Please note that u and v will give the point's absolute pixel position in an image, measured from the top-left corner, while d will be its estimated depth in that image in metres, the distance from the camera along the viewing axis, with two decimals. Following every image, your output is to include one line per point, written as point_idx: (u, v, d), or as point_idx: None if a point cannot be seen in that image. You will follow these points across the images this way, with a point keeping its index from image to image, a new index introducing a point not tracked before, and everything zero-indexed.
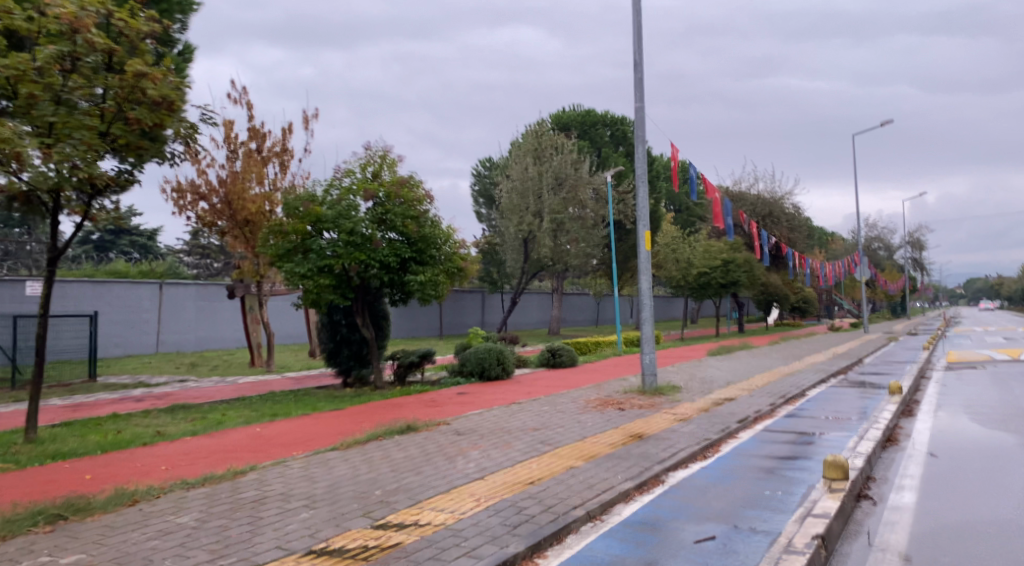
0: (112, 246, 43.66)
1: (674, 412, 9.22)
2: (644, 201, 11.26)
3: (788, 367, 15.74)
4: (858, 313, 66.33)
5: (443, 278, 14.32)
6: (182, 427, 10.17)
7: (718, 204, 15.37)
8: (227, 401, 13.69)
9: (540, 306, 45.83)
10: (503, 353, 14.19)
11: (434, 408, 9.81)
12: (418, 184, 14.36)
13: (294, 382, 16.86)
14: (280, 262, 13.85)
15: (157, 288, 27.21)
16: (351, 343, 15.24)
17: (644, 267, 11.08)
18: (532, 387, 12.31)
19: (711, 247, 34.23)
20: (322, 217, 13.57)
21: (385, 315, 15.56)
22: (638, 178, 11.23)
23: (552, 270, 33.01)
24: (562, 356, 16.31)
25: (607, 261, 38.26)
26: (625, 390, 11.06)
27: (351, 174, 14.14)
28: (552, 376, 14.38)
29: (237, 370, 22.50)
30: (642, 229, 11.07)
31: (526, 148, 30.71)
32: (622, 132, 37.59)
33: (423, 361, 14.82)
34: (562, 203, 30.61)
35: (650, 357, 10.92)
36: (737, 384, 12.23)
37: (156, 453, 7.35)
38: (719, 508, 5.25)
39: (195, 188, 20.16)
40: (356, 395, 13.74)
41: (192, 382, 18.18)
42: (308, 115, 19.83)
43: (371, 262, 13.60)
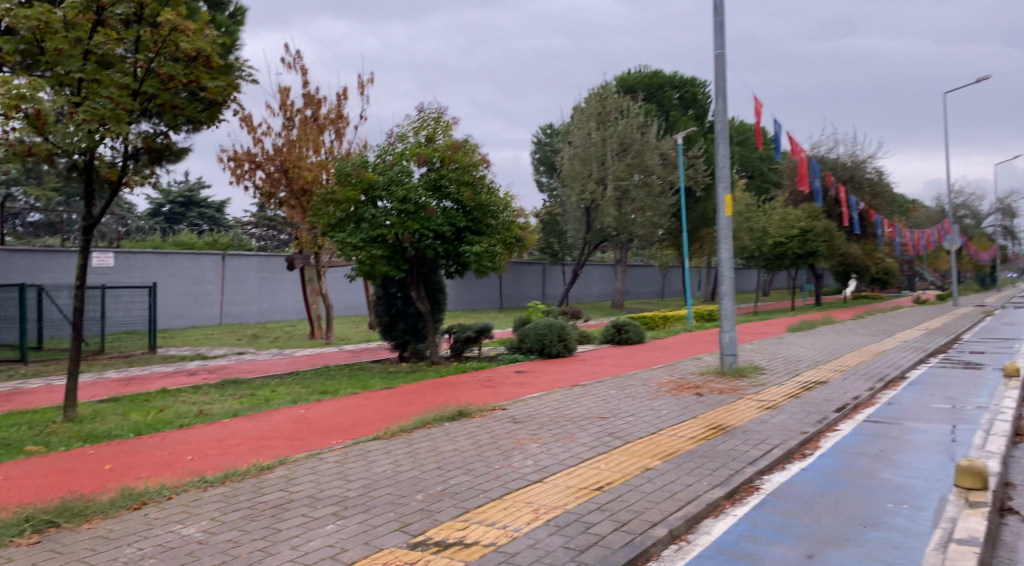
0: (182, 219, 44.40)
1: (761, 398, 8.23)
2: (725, 161, 10.09)
3: (880, 344, 14.38)
4: (941, 284, 62.79)
5: (502, 249, 13.47)
6: (227, 405, 9.66)
7: (802, 164, 13.78)
8: (280, 375, 13.27)
9: (603, 278, 44.67)
10: (565, 328, 13.28)
11: (491, 389, 9.02)
12: (476, 148, 13.48)
13: (352, 356, 16.41)
14: (332, 232, 13.24)
15: (219, 260, 27.26)
16: (406, 318, 14.61)
17: (724, 235, 9.98)
18: (598, 365, 11.40)
19: (787, 216, 32.56)
20: (375, 184, 12.87)
21: (442, 287, 14.85)
22: (718, 135, 10.06)
23: (616, 240, 31.87)
24: (628, 331, 15.32)
25: (675, 231, 36.81)
26: (702, 371, 10.13)
27: (404, 138, 13.34)
28: (618, 353, 13.43)
29: (297, 341, 22.31)
30: (722, 193, 9.96)
31: (590, 113, 29.51)
32: (692, 95, 35.84)
33: (481, 336, 14.10)
34: (628, 169, 29.32)
35: (730, 335, 9.93)
36: (827, 364, 11.06)
37: (187, 439, 6.75)
38: (834, 526, 4.27)
39: (252, 158, 19.76)
40: (411, 371, 13.10)
41: (250, 354, 17.94)
42: (364, 80, 19.14)
43: (425, 231, 12.86)
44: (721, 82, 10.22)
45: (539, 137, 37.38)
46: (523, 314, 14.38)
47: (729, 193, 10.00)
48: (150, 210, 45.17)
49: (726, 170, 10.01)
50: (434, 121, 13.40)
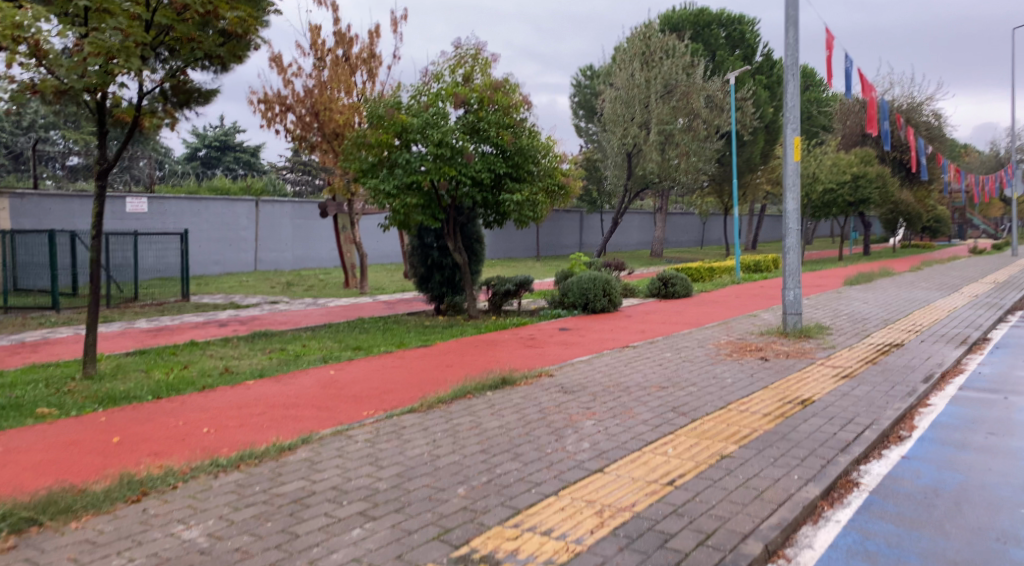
0: (218, 163, 44.06)
1: (835, 365, 7.41)
2: (795, 99, 9.05)
3: (948, 300, 13.33)
4: (995, 233, 60.24)
5: (542, 197, 12.62)
6: (255, 363, 9.14)
7: (873, 106, 12.33)
8: (313, 328, 12.78)
9: (642, 226, 43.55)
10: (609, 283, 12.50)
11: (534, 350, 8.34)
12: (516, 88, 12.55)
13: (387, 307, 15.87)
14: (364, 178, 12.51)
15: (253, 206, 26.82)
16: (443, 270, 13.96)
17: (791, 183, 9.02)
18: (647, 323, 10.64)
19: (840, 161, 31.10)
20: (408, 127, 12.06)
21: (479, 237, 14.12)
22: (787, 70, 9.01)
23: (658, 187, 30.75)
24: (676, 285, 14.50)
25: (718, 177, 35.39)
26: (763, 331, 9.32)
27: (439, 77, 12.42)
28: (667, 308, 12.65)
29: (331, 290, 21.89)
30: (790, 137, 8.97)
31: (633, 53, 27.83)
32: (740, 33, 33.97)
33: (520, 289, 13.42)
34: (672, 112, 27.92)
35: (795, 293, 8.99)
36: (898, 325, 10.12)
37: (207, 405, 6.20)
38: (963, 541, 3.52)
39: (282, 100, 19.00)
40: (448, 326, 12.48)
41: (283, 304, 17.53)
42: (395, 16, 18.13)
43: (463, 178, 12.05)
44: (792, 10, 9.09)
45: (579, 79, 35.98)
46: (563, 268, 13.63)
47: (798, 136, 8.99)
48: (186, 155, 44.94)
49: (795, 110, 8.99)
50: (470, 58, 12.44)
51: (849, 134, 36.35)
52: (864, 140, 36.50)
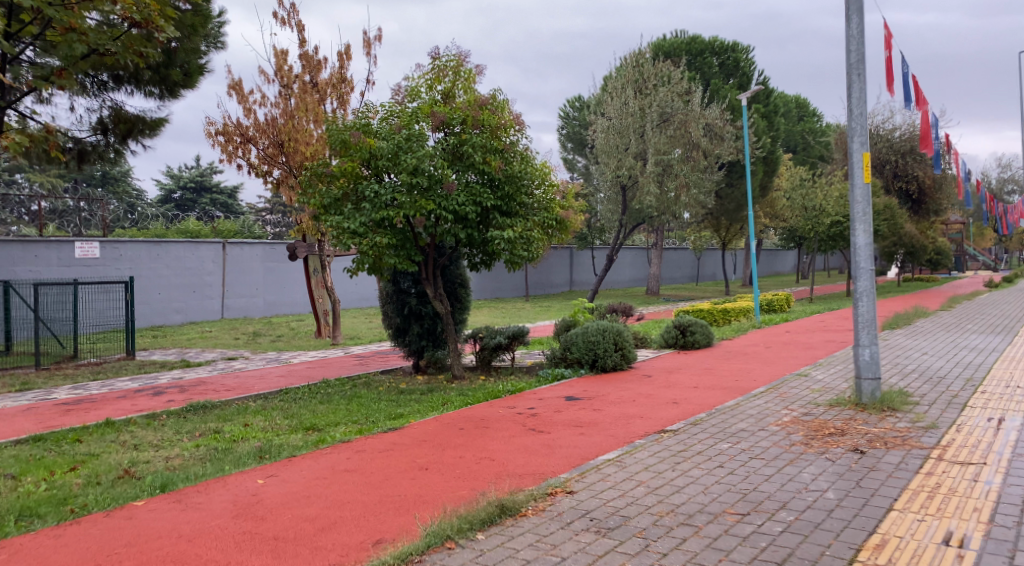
0: (195, 205, 42.01)
1: (959, 458, 5.36)
2: (860, 106, 7.16)
3: (1021, 347, 11.31)
4: (993, 264, 58.93)
5: (539, 234, 10.64)
6: (172, 458, 6.96)
7: (927, 120, 10.48)
8: (266, 396, 10.64)
9: (635, 262, 41.81)
10: (620, 335, 10.49)
11: (541, 439, 6.27)
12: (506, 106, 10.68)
13: (360, 363, 13.76)
14: (324, 215, 10.42)
15: (220, 248, 24.71)
16: (423, 320, 11.91)
17: (861, 211, 7.12)
18: (674, 388, 8.58)
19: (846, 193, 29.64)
20: (378, 152, 10.08)
21: (465, 281, 12.09)
22: (850, 69, 7.20)
23: (654, 222, 29.06)
24: (694, 333, 12.54)
25: (716, 211, 33.72)
26: (828, 401, 7.28)
27: (413, 93, 10.51)
28: (690, 363, 10.65)
29: (301, 340, 19.70)
30: (858, 153, 7.11)
31: (626, 81, 26.13)
32: (734, 61, 32.60)
33: (514, 342, 11.36)
34: (668, 142, 26.23)
35: (871, 352, 7.04)
36: (994, 386, 8.08)
37: (47, 561, 4.06)
38: None
39: (243, 131, 17.08)
40: (428, 389, 10.34)
41: (241, 360, 15.36)
42: (369, 36, 16.38)
43: (444, 213, 10.05)
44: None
45: (567, 111, 34.61)
46: (565, 317, 11.61)
47: (869, 151, 7.13)
48: (161, 197, 42.88)
49: (862, 119, 7.15)
50: (452, 72, 10.57)
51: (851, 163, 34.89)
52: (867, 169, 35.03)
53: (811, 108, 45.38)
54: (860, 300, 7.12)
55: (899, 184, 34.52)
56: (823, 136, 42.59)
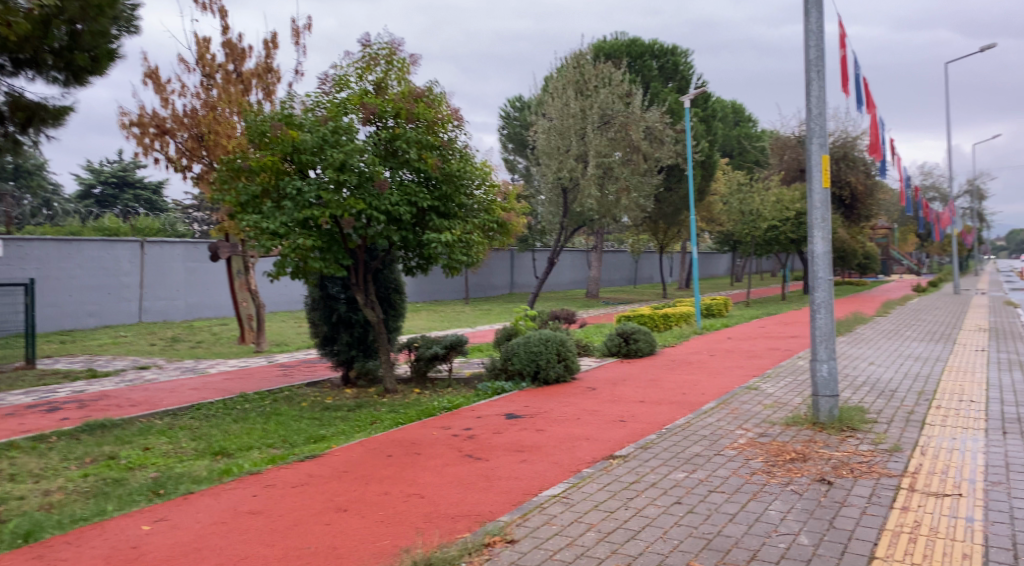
0: (117, 201, 39.79)
1: (931, 487, 4.94)
2: (819, 106, 6.75)
3: (964, 356, 11.19)
4: (915, 269, 61.07)
5: (479, 237, 9.97)
6: (52, 494, 6.03)
7: (875, 125, 10.24)
8: (176, 412, 9.67)
9: (574, 264, 41.55)
10: (564, 346, 9.89)
11: (478, 468, 5.62)
12: (443, 101, 9.99)
13: (285, 373, 12.83)
14: (242, 215, 9.52)
15: (138, 248, 23.20)
16: (353, 328, 11.11)
17: (820, 218, 6.71)
18: (621, 403, 8.04)
19: (782, 198, 29.97)
20: (301, 146, 9.25)
21: (399, 286, 11.34)
22: (809, 67, 6.79)
23: (595, 225, 28.75)
24: (638, 341, 12.08)
25: (654, 215, 33.70)
26: (784, 420, 6.84)
27: (343, 84, 9.73)
28: (635, 374, 10.16)
29: (223, 346, 18.53)
30: (817, 155, 6.70)
31: (567, 81, 25.71)
32: (673, 65, 32.63)
33: (450, 352, 10.66)
34: (609, 144, 25.88)
35: (829, 368, 6.63)
36: (947, 399, 7.79)
37: None
38: None
39: (159, 122, 15.87)
40: (357, 405, 9.55)
41: (155, 369, 14.20)
42: (297, 24, 15.45)
43: (375, 213, 9.29)
44: None
45: (508, 111, 34.09)
46: (505, 326, 10.96)
47: (827, 154, 6.73)
48: (78, 193, 40.46)
49: (821, 119, 6.74)
50: (384, 61, 9.82)
51: (786, 168, 35.37)
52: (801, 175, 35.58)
53: (747, 114, 46.01)
54: (818, 312, 6.71)
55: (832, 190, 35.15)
56: (758, 141, 43.18)
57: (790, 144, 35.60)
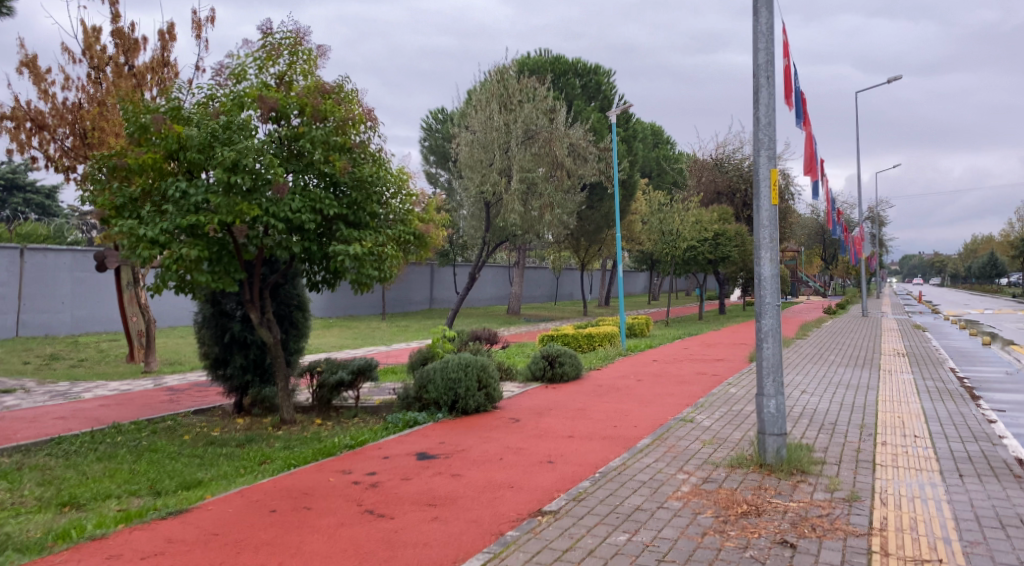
0: (2, 204, 36.62)
1: (902, 549, 4.30)
2: (767, 115, 6.16)
3: (893, 384, 10.88)
4: (822, 290, 63.25)
5: (392, 249, 8.99)
6: None
7: (810, 142, 9.85)
8: (30, 449, 8.25)
9: (495, 280, 40.85)
10: (485, 374, 9.01)
11: (380, 532, 4.67)
12: (354, 100, 9.02)
13: (171, 399, 11.45)
14: (116, 219, 8.25)
15: (16, 255, 21.03)
16: (248, 350, 9.92)
17: (768, 237, 6.05)
18: (546, 439, 7.20)
19: (701, 218, 30.11)
20: (188, 143, 8.08)
21: (302, 302, 10.21)
22: (757, 71, 6.19)
23: (517, 241, 28.10)
24: (563, 365, 11.33)
25: (576, 232, 33.34)
26: (726, 461, 6.16)
27: (238, 75, 8.62)
28: (561, 403, 9.38)
29: (108, 366, 16.77)
30: (766, 168, 6.09)
31: (490, 93, 24.87)
32: (596, 83, 32.49)
33: (358, 379, 9.60)
34: (533, 159, 25.23)
35: (776, 404, 5.99)
36: (891, 434, 7.29)
37: None
38: None
39: (35, 116, 14.18)
40: (248, 440, 8.38)
41: (20, 393, 12.50)
42: (196, 14, 14.15)
43: (273, 221, 8.19)
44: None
45: (429, 122, 33.11)
46: (419, 348, 9.95)
47: (777, 168, 6.13)
48: None
49: (770, 130, 6.15)
50: (287, 52, 8.78)
51: (704, 190, 35.75)
52: (719, 197, 36.04)
53: (666, 135, 46.58)
54: (765, 341, 6.06)
55: (748, 212, 35.67)
56: (677, 162, 43.67)
57: (709, 166, 36.04)
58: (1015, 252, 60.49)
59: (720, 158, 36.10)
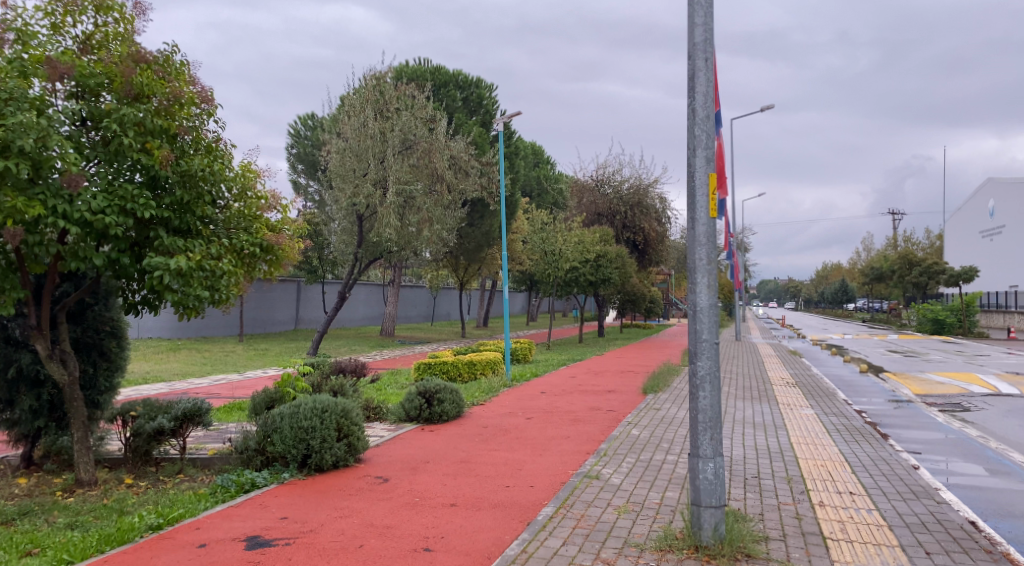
0: None
1: None
2: (706, 106, 4.95)
3: (798, 422, 10.05)
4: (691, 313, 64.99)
5: (231, 264, 7.19)
6: None
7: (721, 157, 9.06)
8: None
9: (368, 299, 38.78)
10: (347, 422, 7.29)
11: None
12: (183, 74, 7.19)
13: None
14: None
15: None
16: (41, 389, 7.76)
17: (704, 258, 4.84)
18: (421, 512, 5.66)
19: (583, 239, 29.43)
20: None
21: (118, 329, 8.12)
22: (693, 52, 4.98)
23: (392, 257, 26.40)
24: (442, 403, 9.81)
25: (455, 251, 31.91)
26: (652, 542, 4.87)
27: (16, 29, 6.58)
28: (439, 452, 7.88)
29: None
30: (702, 173, 4.89)
31: (364, 99, 23.47)
32: (477, 97, 31.39)
33: (184, 425, 7.66)
34: (411, 171, 23.76)
35: (714, 468, 4.78)
36: (824, 491, 6.27)
37: None
38: None
39: None
40: (21, 514, 6.26)
41: None
42: None
43: (65, 222, 6.21)
44: None
45: (298, 128, 30.83)
46: (263, 388, 8.11)
47: (714, 173, 4.96)
48: None
49: (709, 125, 4.93)
50: (93, 8, 6.86)
51: (585, 211, 35.39)
52: (599, 219, 35.75)
53: (546, 155, 46.24)
54: (700, 388, 4.82)
55: (627, 235, 35.52)
56: (557, 183, 43.31)
57: (589, 187, 35.91)
58: (863, 279, 64.66)
59: (600, 180, 35.94)
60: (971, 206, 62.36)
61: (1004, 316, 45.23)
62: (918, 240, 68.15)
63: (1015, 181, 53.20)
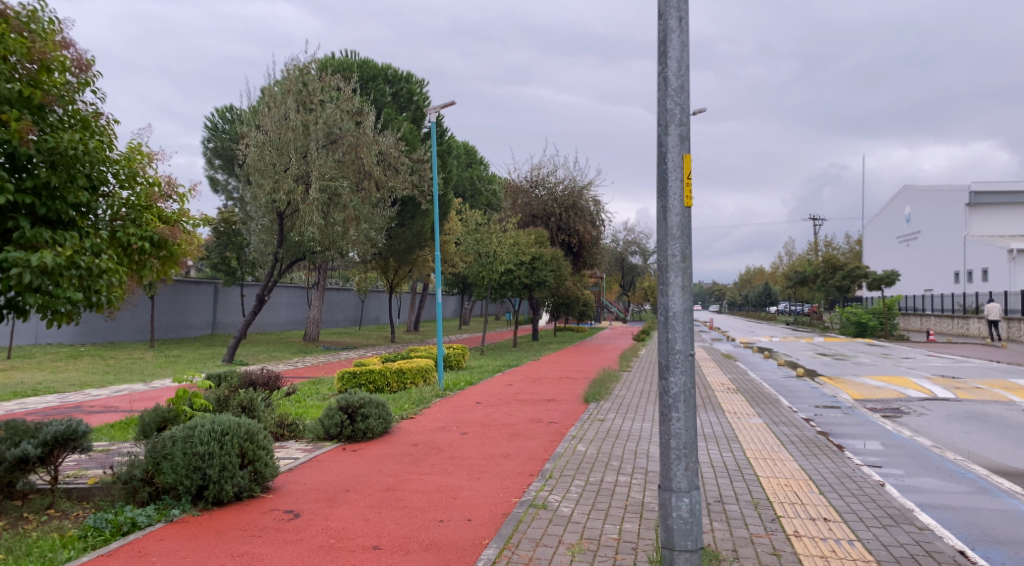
0: None
1: None
2: (680, 74, 4.17)
3: (749, 434, 9.48)
4: (622, 315, 65.26)
5: (111, 260, 6.06)
6: None
7: None
8: None
9: (291, 302, 37.09)
10: (256, 449, 6.26)
11: None
12: (51, 34, 6.01)
13: None
14: None
15: None
16: None
17: (678, 255, 4.06)
18: (337, 560, 4.71)
19: (517, 241, 28.69)
20: None
21: None
22: (665, 9, 4.20)
23: (317, 258, 25.11)
24: (367, 419, 8.84)
25: (385, 253, 30.71)
26: None
27: None
28: (361, 477, 6.92)
29: None
30: (676, 153, 4.11)
31: (285, 90, 22.20)
32: (408, 93, 30.29)
33: (55, 453, 6.44)
34: (336, 167, 22.66)
35: (689, 504, 4.03)
36: (797, 518, 5.63)
37: None
38: None
39: None
40: None
41: None
42: None
43: None
44: None
45: (216, 120, 29.07)
46: (155, 406, 6.96)
47: (690, 155, 4.18)
48: None
49: (683, 97, 4.16)
50: None
51: (519, 212, 34.71)
52: (533, 221, 35.13)
53: (479, 156, 45.41)
54: (673, 408, 4.05)
55: (561, 237, 35.00)
56: (490, 184, 42.50)
57: (523, 189, 35.28)
58: (786, 283, 66.28)
59: (534, 182, 35.34)
60: (887, 213, 64.74)
61: (920, 320, 46.82)
62: (837, 246, 70.37)
63: (929, 189, 55.39)
